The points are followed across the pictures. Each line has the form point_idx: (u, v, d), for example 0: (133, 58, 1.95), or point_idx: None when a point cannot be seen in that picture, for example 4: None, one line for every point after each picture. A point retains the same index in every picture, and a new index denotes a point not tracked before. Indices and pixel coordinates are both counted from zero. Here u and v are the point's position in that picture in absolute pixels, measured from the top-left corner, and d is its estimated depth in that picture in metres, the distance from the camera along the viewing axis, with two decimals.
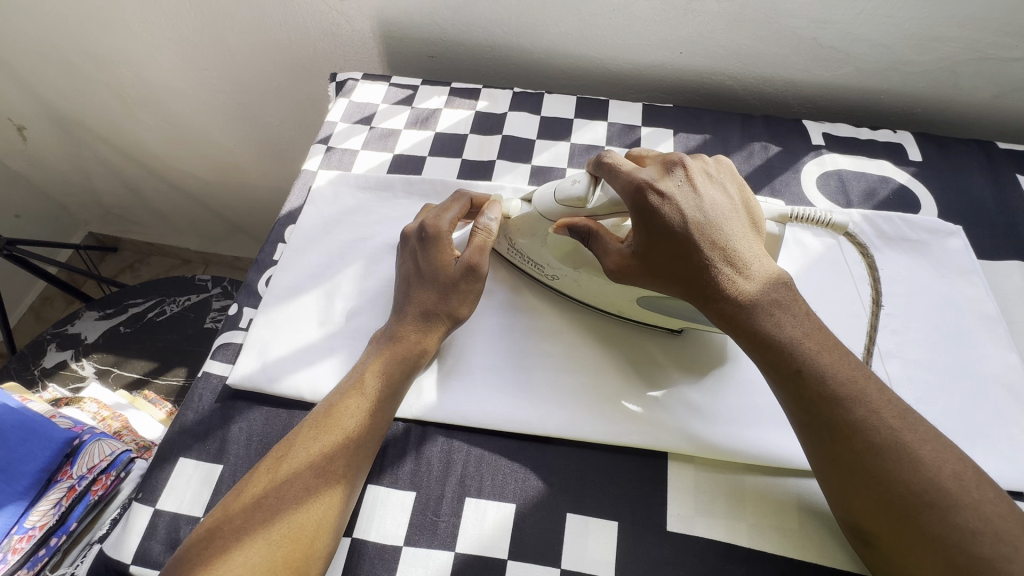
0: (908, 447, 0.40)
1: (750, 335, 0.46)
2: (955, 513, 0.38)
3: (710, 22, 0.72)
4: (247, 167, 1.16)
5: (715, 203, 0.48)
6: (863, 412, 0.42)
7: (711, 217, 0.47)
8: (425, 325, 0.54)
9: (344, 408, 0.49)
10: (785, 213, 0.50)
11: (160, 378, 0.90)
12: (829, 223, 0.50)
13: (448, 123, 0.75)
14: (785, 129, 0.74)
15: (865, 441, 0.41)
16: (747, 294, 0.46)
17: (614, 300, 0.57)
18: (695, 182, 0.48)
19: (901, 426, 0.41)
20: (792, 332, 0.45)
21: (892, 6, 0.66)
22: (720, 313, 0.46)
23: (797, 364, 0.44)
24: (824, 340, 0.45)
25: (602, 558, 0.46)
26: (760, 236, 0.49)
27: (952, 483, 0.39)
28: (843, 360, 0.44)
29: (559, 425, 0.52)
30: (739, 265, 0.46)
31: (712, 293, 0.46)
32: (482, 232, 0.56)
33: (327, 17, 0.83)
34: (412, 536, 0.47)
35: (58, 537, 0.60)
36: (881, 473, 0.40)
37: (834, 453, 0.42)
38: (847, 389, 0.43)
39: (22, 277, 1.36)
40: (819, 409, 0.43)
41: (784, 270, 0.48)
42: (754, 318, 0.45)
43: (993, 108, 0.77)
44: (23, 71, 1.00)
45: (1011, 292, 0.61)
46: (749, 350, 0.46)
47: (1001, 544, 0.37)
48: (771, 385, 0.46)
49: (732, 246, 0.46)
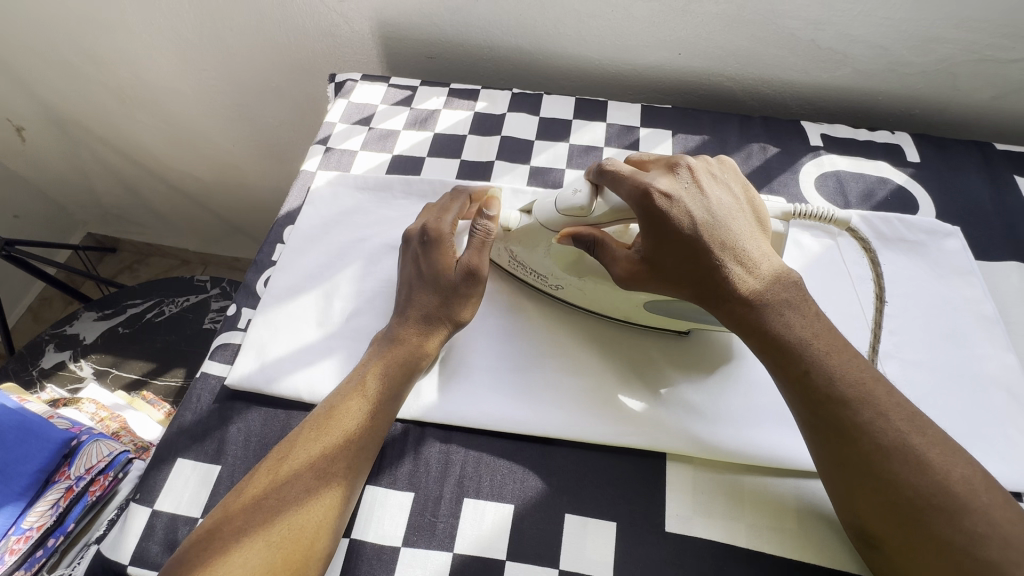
0: (918, 449, 0.40)
1: (760, 335, 0.46)
2: (964, 516, 0.38)
3: (708, 23, 0.72)
4: (246, 168, 1.16)
5: (722, 203, 0.48)
6: (872, 413, 0.42)
7: (718, 217, 0.47)
8: (425, 327, 0.54)
9: (350, 409, 0.49)
10: (789, 211, 0.51)
11: (159, 379, 0.90)
12: (834, 218, 0.53)
13: (447, 124, 0.75)
14: (784, 130, 0.74)
15: (874, 442, 0.41)
16: (757, 293, 0.46)
17: (618, 306, 0.56)
18: (701, 183, 0.48)
19: (910, 427, 0.41)
20: (801, 332, 0.45)
21: (890, 8, 0.67)
22: (730, 312, 0.47)
23: (806, 364, 0.44)
24: (834, 340, 0.45)
25: (600, 558, 0.46)
26: (766, 234, 0.49)
27: (961, 485, 0.39)
28: (852, 361, 0.44)
29: (559, 425, 0.52)
30: (749, 264, 0.46)
31: (722, 292, 0.46)
32: (482, 231, 0.57)
33: (326, 18, 0.83)
34: (410, 536, 0.47)
35: (56, 538, 0.60)
36: (889, 475, 0.40)
37: (842, 454, 0.42)
38: (857, 390, 0.43)
39: (22, 278, 1.36)
40: (826, 409, 0.43)
41: (793, 270, 0.48)
42: (764, 318, 0.46)
43: (991, 110, 0.77)
44: (22, 71, 1.00)
45: (1010, 292, 0.61)
46: (758, 350, 0.47)
47: (1009, 549, 0.37)
48: (779, 385, 0.46)
49: (741, 245, 0.47)
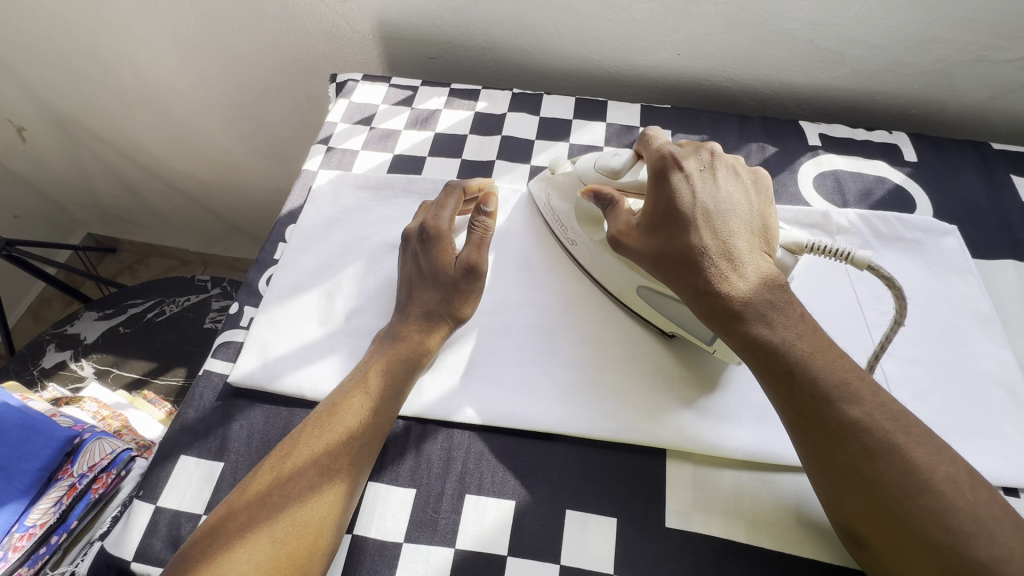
0: (904, 449, 0.41)
1: (741, 335, 0.47)
2: (949, 516, 0.38)
3: (707, 24, 0.72)
4: (247, 168, 1.17)
5: (731, 198, 0.51)
6: (858, 412, 0.42)
7: (720, 207, 0.50)
8: (427, 324, 0.55)
9: (346, 408, 0.49)
10: (801, 243, 0.50)
11: (160, 378, 0.90)
12: (849, 257, 0.48)
13: (448, 123, 0.76)
14: (781, 130, 0.75)
15: (861, 443, 0.41)
16: (742, 293, 0.47)
17: (615, 284, 0.58)
18: (717, 173, 0.53)
19: (895, 427, 0.41)
20: (785, 334, 0.46)
21: (887, 8, 0.67)
22: (712, 308, 0.48)
23: (791, 364, 0.45)
24: (818, 341, 0.46)
25: (600, 554, 0.47)
26: (770, 256, 0.50)
27: (946, 484, 0.39)
28: (837, 361, 0.45)
29: (559, 421, 0.52)
30: (737, 261, 0.48)
31: (707, 287, 0.48)
32: (479, 228, 0.58)
33: (328, 19, 0.83)
34: (412, 533, 0.48)
35: (59, 534, 0.61)
36: (873, 474, 0.41)
37: (829, 454, 0.43)
38: (841, 390, 0.43)
39: (22, 278, 1.36)
40: (812, 408, 0.43)
41: (782, 274, 0.49)
42: (746, 316, 0.46)
43: (987, 109, 0.77)
44: (22, 71, 1.00)
45: (1005, 290, 0.62)
46: (740, 350, 0.47)
47: (995, 546, 0.36)
48: (764, 385, 0.47)
49: (732, 242, 0.49)
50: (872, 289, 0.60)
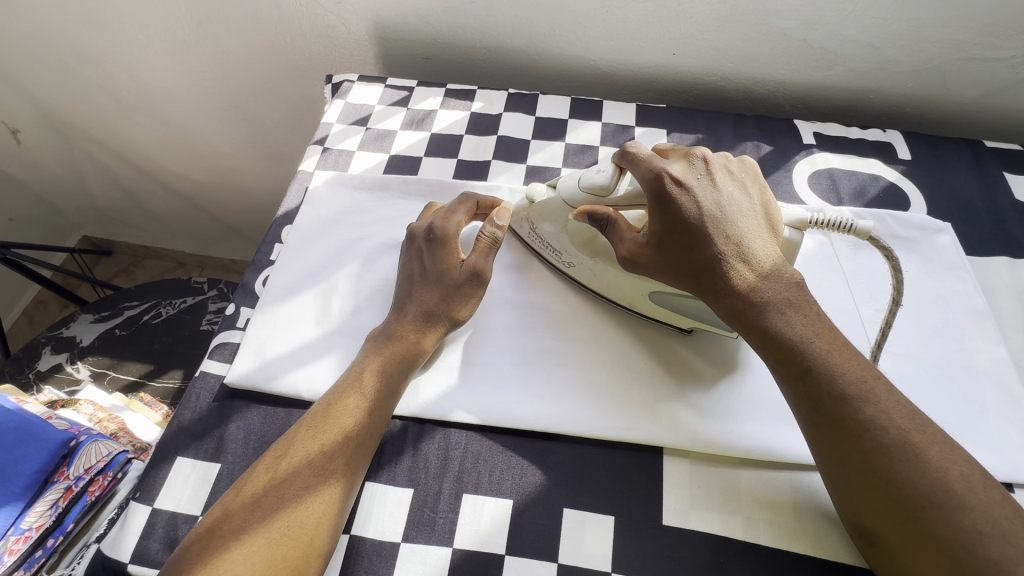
0: (918, 448, 0.41)
1: (758, 332, 0.47)
2: (964, 514, 0.38)
3: (702, 23, 0.72)
4: (244, 169, 1.16)
5: (733, 200, 0.50)
6: (872, 410, 0.43)
7: (725, 212, 0.49)
8: (425, 324, 0.55)
9: (344, 408, 0.49)
10: (806, 218, 0.51)
11: (156, 380, 0.90)
12: (852, 227, 0.50)
13: (443, 124, 0.76)
14: (776, 128, 0.75)
15: (875, 440, 0.42)
16: (756, 291, 0.48)
17: (625, 294, 0.58)
18: (714, 177, 0.50)
19: (909, 425, 0.42)
20: (800, 330, 0.47)
21: (879, 7, 0.67)
22: (731, 308, 0.48)
23: (807, 364, 0.45)
24: (832, 339, 0.46)
25: (599, 552, 0.47)
26: (777, 241, 0.50)
27: (962, 484, 0.39)
28: (852, 360, 0.45)
29: (556, 420, 0.52)
30: (751, 260, 0.48)
31: (722, 287, 0.48)
32: (487, 236, 0.57)
33: (323, 20, 0.83)
34: (410, 533, 0.48)
35: (54, 538, 0.60)
36: (887, 472, 0.41)
37: (844, 453, 0.43)
38: (856, 388, 0.44)
39: (16, 281, 1.35)
40: (826, 407, 0.44)
41: (796, 272, 0.49)
42: (764, 315, 0.47)
43: (980, 107, 0.78)
44: (16, 71, 0.99)
45: (1000, 288, 0.62)
46: (758, 348, 0.48)
47: (1009, 547, 0.37)
48: (779, 383, 0.47)
49: (745, 242, 0.49)
50: (865, 287, 0.61)
